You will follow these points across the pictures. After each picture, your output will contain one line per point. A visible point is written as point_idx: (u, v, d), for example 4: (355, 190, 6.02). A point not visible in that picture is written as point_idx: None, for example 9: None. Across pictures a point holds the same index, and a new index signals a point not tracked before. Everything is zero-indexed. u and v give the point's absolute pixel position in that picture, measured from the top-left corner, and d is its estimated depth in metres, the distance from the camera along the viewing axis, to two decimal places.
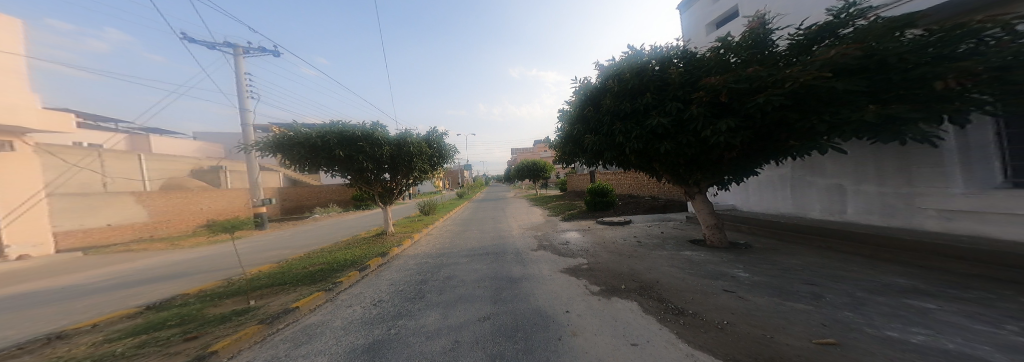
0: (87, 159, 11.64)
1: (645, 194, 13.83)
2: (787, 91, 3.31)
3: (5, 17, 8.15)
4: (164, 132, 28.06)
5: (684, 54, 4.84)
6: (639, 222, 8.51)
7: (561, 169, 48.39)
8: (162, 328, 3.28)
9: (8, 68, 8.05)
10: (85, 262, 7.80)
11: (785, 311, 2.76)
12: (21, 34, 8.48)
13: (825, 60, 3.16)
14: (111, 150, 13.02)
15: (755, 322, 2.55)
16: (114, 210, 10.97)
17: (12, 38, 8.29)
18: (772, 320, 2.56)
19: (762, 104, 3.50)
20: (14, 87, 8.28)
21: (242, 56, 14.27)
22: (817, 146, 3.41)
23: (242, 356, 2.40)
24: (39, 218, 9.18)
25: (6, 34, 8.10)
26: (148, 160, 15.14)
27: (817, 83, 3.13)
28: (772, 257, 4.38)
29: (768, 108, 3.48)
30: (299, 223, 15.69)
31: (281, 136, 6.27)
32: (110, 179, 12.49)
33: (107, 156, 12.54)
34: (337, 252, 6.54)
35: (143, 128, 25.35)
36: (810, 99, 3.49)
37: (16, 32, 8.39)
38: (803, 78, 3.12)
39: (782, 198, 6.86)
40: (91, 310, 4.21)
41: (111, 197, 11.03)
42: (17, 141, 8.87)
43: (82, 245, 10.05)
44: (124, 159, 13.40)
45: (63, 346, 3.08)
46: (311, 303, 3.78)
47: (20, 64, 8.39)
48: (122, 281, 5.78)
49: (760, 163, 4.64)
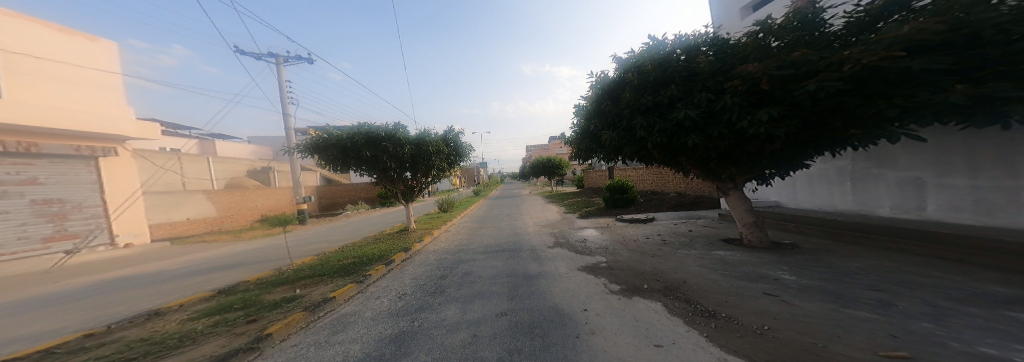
0: (170, 162, 13.86)
1: (671, 191, 12.93)
2: (846, 75, 2.93)
3: (103, 42, 10.03)
4: (224, 137, 32.33)
5: (714, 42, 4.56)
6: (664, 219, 7.96)
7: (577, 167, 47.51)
8: (229, 311, 3.81)
9: (106, 85, 9.90)
10: (170, 251, 9.22)
11: (842, 319, 2.39)
12: (116, 56, 10.38)
13: (895, 38, 2.74)
14: (186, 155, 15.42)
15: (803, 328, 2.25)
16: (191, 205, 12.95)
17: (111, 60, 10.21)
18: (825, 328, 2.23)
19: (812, 91, 3.15)
20: (114, 101, 10.14)
21: (282, 65, 15.83)
22: (887, 135, 2.97)
23: (291, 340, 2.72)
24: (136, 212, 10.51)
25: (106, 57, 10.01)
26: (213, 163, 17.62)
27: (885, 64, 2.73)
28: (826, 259, 3.82)
29: (820, 95, 3.12)
30: (333, 219, 17.12)
31: (318, 138, 6.95)
32: (186, 179, 14.81)
33: (184, 161, 14.86)
34: (366, 247, 7.01)
35: (209, 135, 29.46)
36: (876, 83, 3.06)
37: (112, 53, 10.26)
38: (867, 59, 2.73)
39: (839, 194, 5.97)
40: (177, 292, 5.02)
41: (188, 194, 12.96)
42: (118, 147, 10.17)
43: (169, 236, 11.88)
44: (195, 163, 15.76)
45: (160, 321, 3.74)
46: (346, 293, 4.14)
47: (116, 81, 10.26)
48: (196, 268, 6.76)
49: (811, 154, 4.16)
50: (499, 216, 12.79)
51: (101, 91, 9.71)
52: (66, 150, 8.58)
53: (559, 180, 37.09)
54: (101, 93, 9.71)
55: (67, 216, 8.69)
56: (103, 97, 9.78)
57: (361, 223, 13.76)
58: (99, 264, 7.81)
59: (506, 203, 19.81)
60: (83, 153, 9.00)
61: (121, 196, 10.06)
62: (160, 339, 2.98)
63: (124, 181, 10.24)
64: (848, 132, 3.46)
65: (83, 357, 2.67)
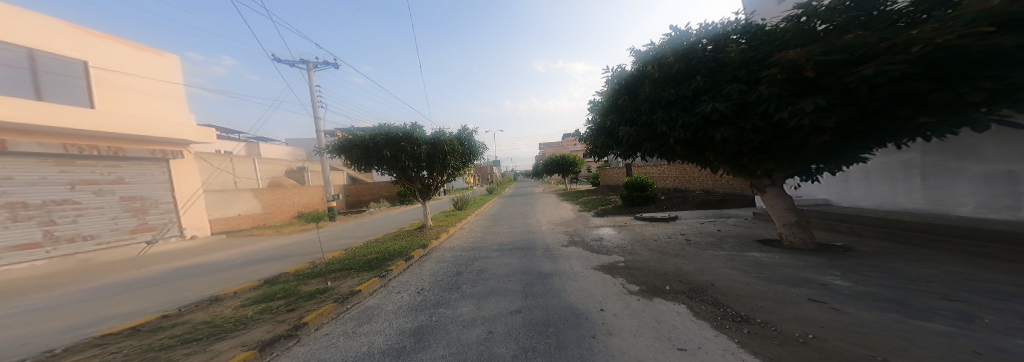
0: (223, 164, 15.69)
1: (697, 189, 12.07)
2: (915, 56, 2.54)
3: (169, 55, 11.02)
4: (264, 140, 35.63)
5: (746, 29, 4.22)
6: (689, 218, 7.42)
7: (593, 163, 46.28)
8: (273, 299, 4.24)
9: (172, 95, 10.96)
10: (225, 244, 10.48)
11: (907, 330, 2.03)
12: (180, 68, 11.41)
13: (982, 11, 2.28)
14: (236, 157, 17.35)
15: (858, 339, 1.95)
16: (241, 202, 14.47)
17: (177, 72, 11.26)
18: (888, 339, 1.91)
19: (869, 77, 2.77)
20: (179, 108, 11.20)
21: (312, 71, 17.22)
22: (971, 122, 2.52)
23: (323, 329, 2.94)
24: (199, 208, 11.84)
25: (172, 70, 11.06)
26: (258, 165, 19.63)
27: (967, 42, 2.30)
28: (886, 264, 3.31)
29: (880, 81, 2.73)
30: (359, 216, 18.34)
31: (343, 139, 7.50)
32: (235, 178, 16.70)
33: (235, 162, 16.79)
34: (388, 243, 7.40)
35: (253, 138, 32.59)
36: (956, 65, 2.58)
37: (176, 65, 11.24)
38: (940, 37, 2.34)
39: (903, 191, 5.18)
40: (233, 281, 5.69)
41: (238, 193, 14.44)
42: (183, 150, 11.45)
43: (225, 229, 13.49)
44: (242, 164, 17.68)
45: (219, 306, 4.25)
46: (371, 287, 4.38)
47: (181, 91, 11.32)
48: (247, 259, 7.60)
49: (869, 147, 3.66)
50: (513, 214, 12.81)
51: (168, 101, 10.78)
52: (143, 153, 9.89)
53: (576, 178, 36.38)
54: (168, 102, 10.78)
55: (147, 212, 10.01)
56: (170, 105, 10.85)
57: (384, 220, 14.52)
58: (172, 253, 9.09)
59: (520, 201, 19.77)
60: (157, 155, 10.31)
61: (186, 193, 11.35)
62: (219, 323, 3.38)
63: (189, 181, 11.54)
64: (917, 120, 2.99)
65: (163, 335, 3.12)
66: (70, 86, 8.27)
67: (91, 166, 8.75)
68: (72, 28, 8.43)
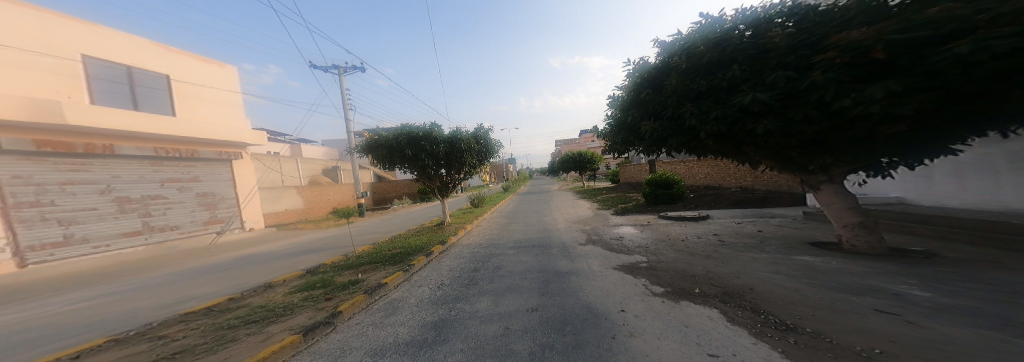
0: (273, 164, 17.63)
1: (733, 187, 10.98)
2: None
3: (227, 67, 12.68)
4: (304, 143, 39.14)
5: (794, 10, 3.75)
6: (724, 217, 6.72)
7: (613, 159, 44.49)
8: (313, 288, 4.66)
9: (231, 102, 12.62)
10: (277, 235, 11.87)
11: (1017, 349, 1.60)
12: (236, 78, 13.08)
13: None
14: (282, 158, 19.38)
15: (946, 356, 1.57)
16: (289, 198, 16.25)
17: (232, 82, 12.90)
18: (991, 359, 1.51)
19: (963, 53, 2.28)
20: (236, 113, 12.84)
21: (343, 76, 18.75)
22: None
23: (355, 318, 3.16)
24: (256, 203, 13.47)
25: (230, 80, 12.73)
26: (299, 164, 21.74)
27: None
28: (985, 273, 2.69)
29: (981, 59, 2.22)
30: (386, 212, 19.65)
31: (370, 139, 8.06)
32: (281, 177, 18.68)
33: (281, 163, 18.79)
34: (411, 238, 7.79)
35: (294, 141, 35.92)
36: None
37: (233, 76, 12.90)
38: None
39: (1010, 187, 4.21)
40: (283, 270, 6.40)
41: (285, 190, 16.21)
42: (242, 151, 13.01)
43: (277, 223, 15.26)
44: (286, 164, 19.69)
45: (271, 292, 4.77)
46: (396, 280, 4.62)
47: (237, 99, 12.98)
48: (292, 251, 8.47)
49: (961, 137, 3.03)
50: (530, 211, 12.75)
51: (228, 107, 12.45)
52: (212, 154, 11.35)
53: (596, 177, 35.26)
54: (229, 108, 12.45)
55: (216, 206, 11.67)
56: (230, 112, 12.50)
57: (407, 217, 15.30)
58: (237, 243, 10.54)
59: (536, 198, 19.57)
60: (222, 157, 11.76)
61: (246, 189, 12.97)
62: (273, 307, 3.81)
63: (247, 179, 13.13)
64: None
65: (230, 316, 3.59)
66: (156, 95, 10.05)
67: (176, 167, 10.38)
68: (157, 47, 10.30)
